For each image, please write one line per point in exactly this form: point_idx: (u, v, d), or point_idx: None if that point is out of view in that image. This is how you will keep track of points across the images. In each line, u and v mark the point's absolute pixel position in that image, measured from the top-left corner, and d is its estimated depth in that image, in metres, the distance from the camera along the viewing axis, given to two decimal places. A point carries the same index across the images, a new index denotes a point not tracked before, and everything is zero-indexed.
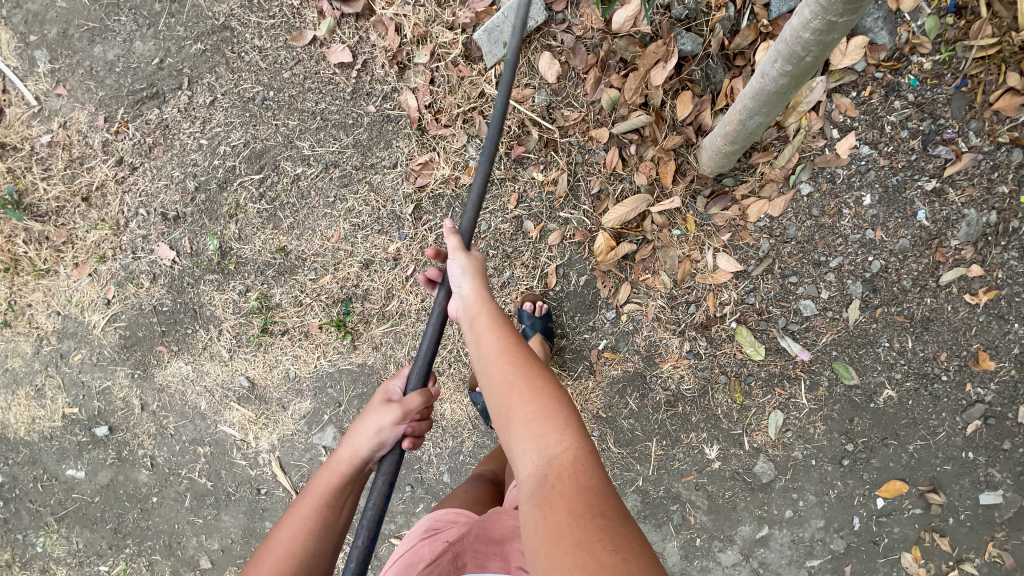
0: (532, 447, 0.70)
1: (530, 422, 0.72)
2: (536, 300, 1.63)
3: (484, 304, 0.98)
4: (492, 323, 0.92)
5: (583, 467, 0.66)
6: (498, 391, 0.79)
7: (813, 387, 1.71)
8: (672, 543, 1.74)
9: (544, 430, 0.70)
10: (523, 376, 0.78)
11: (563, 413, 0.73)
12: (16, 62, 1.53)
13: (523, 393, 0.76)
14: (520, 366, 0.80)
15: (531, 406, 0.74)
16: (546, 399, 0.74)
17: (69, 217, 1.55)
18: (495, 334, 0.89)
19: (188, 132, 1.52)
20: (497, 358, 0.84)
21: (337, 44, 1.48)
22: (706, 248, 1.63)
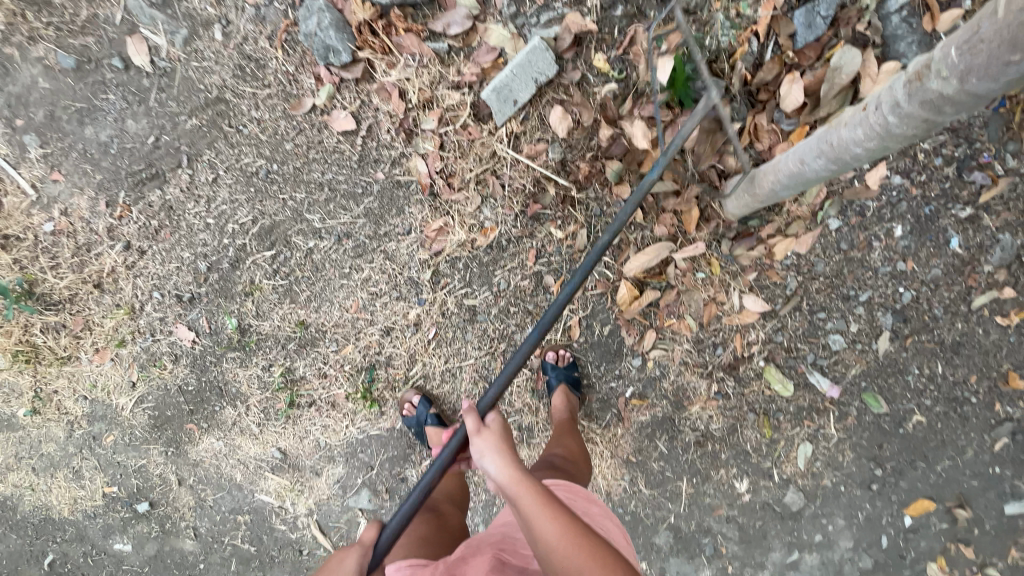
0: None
1: (579, 562, 0.78)
2: (559, 349, 1.62)
3: (520, 480, 0.86)
4: (523, 485, 0.86)
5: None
6: (544, 544, 0.80)
7: (843, 418, 1.70)
8: (705, 573, 1.79)
9: (593, 572, 0.76)
10: (569, 533, 0.80)
11: (606, 556, 0.79)
12: (6, 149, 1.46)
13: (570, 537, 0.80)
14: (557, 512, 0.83)
15: (578, 562, 0.78)
16: (590, 541, 0.79)
17: (83, 304, 1.53)
18: (529, 488, 0.85)
19: (193, 211, 1.47)
20: (540, 516, 0.82)
21: (338, 111, 1.40)
22: (732, 290, 1.59)
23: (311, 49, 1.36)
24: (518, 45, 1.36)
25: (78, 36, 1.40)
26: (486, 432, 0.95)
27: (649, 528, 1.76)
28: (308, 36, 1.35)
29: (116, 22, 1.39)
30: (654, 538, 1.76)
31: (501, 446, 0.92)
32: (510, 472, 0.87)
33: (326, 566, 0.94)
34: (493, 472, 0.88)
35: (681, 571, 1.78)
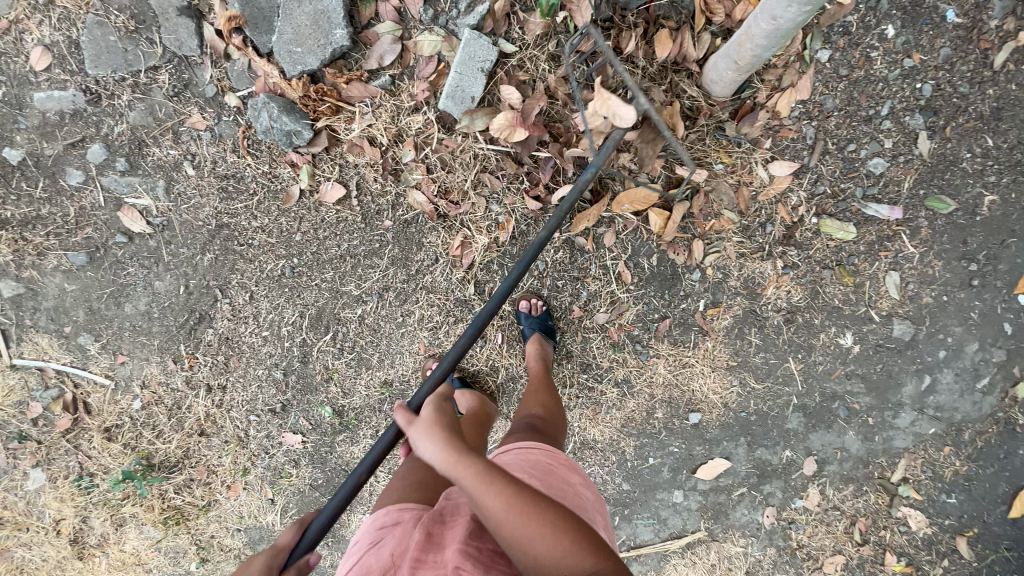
0: (554, 553, 0.78)
1: (555, 542, 0.78)
2: (531, 297, 1.60)
3: (456, 465, 0.82)
4: (470, 470, 0.82)
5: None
6: (492, 511, 0.80)
7: (917, 233, 1.65)
8: (848, 434, 1.79)
9: (565, 550, 0.78)
10: (522, 508, 0.79)
11: (568, 524, 0.80)
12: (70, 355, 1.57)
13: (521, 515, 0.79)
14: (509, 485, 0.81)
15: (540, 526, 0.79)
16: (547, 511, 0.80)
17: (198, 454, 1.63)
18: (478, 475, 0.81)
19: (248, 332, 1.54)
20: (491, 495, 0.80)
21: (325, 184, 1.44)
22: (756, 165, 1.55)
23: (275, 142, 1.39)
24: (452, 43, 1.36)
25: (77, 232, 1.47)
26: (427, 428, 0.89)
27: (779, 418, 1.75)
28: (267, 132, 1.38)
29: (102, 202, 1.45)
30: (787, 425, 1.76)
31: (445, 438, 0.86)
32: (452, 456, 0.83)
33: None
34: (435, 459, 0.83)
35: (825, 442, 1.79)
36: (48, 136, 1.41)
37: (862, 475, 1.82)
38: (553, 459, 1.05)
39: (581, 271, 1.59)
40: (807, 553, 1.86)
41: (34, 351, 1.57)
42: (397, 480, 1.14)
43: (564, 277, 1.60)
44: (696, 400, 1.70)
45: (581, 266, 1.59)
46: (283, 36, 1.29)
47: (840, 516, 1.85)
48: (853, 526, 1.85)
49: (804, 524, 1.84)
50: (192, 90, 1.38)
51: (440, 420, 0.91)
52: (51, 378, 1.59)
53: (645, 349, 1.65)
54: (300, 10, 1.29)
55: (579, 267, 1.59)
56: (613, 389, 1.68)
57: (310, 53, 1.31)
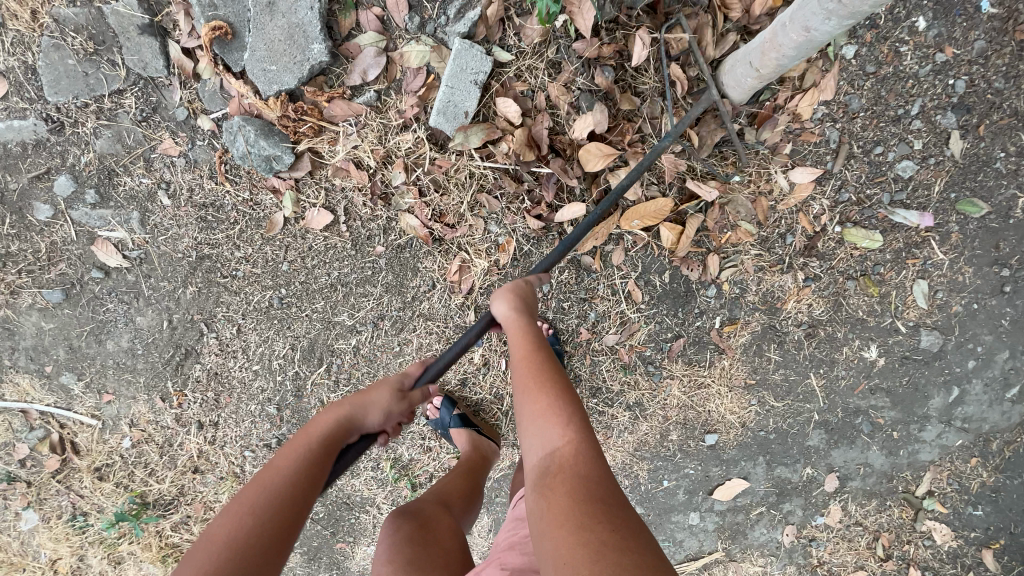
0: (541, 423, 0.83)
1: (543, 415, 0.84)
2: (536, 323, 1.51)
3: (513, 320, 1.06)
4: (519, 336, 1.02)
5: (582, 463, 0.75)
6: (517, 380, 0.93)
7: (947, 239, 1.53)
8: (872, 449, 1.71)
9: (552, 428, 0.81)
10: (537, 385, 0.89)
11: (570, 416, 0.82)
12: (53, 395, 1.49)
13: (536, 387, 0.89)
14: (533, 358, 0.95)
15: (542, 404, 0.85)
16: (554, 401, 0.85)
17: (193, 491, 1.56)
18: (522, 340, 1.01)
19: (238, 367, 1.46)
20: (521, 365, 0.95)
21: (310, 210, 1.34)
22: (774, 173, 1.44)
23: (254, 167, 1.29)
24: (442, 53, 1.23)
25: (50, 268, 1.38)
26: (508, 295, 1.11)
27: (800, 435, 1.67)
28: (244, 158, 1.28)
29: (73, 237, 1.35)
30: (808, 442, 1.68)
31: (517, 304, 1.10)
32: (512, 317, 1.07)
33: (362, 393, 1.07)
34: (502, 314, 1.08)
35: (848, 458, 1.71)
36: (10, 168, 1.30)
37: (885, 489, 1.75)
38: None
39: (589, 292, 1.49)
40: (827, 569, 1.80)
41: (16, 392, 1.49)
42: (380, 550, 1.08)
43: (571, 298, 1.50)
44: (712, 420, 1.62)
45: (588, 286, 1.49)
46: (255, 53, 1.18)
47: (862, 531, 1.78)
48: (875, 542, 1.78)
49: (825, 541, 1.77)
50: (162, 114, 1.27)
51: (521, 291, 1.13)
52: (36, 419, 1.52)
53: (658, 370, 1.56)
54: (273, 23, 1.16)
55: (586, 288, 1.49)
56: (624, 412, 1.59)
57: (286, 70, 1.19)
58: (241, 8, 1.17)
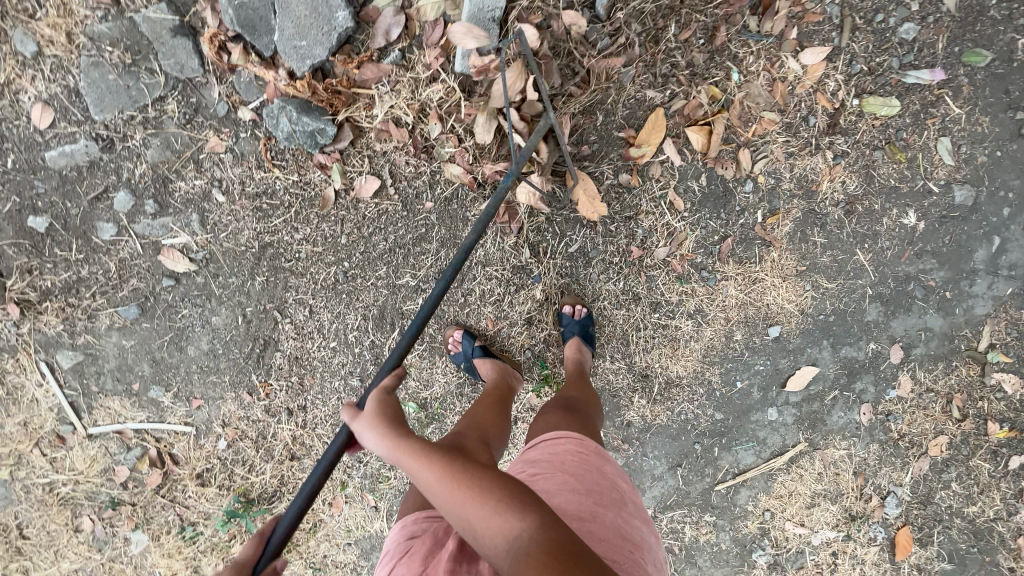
0: (493, 519, 0.74)
1: (492, 510, 0.74)
2: (575, 304, 1.55)
3: (399, 445, 0.86)
4: (402, 453, 0.85)
5: (555, 540, 0.70)
6: (437, 488, 0.80)
7: (962, 92, 1.58)
8: (929, 313, 1.75)
9: (509, 518, 0.73)
10: (472, 490, 0.77)
11: (516, 496, 0.76)
12: (145, 411, 1.55)
13: (462, 487, 0.77)
14: (440, 462, 0.82)
15: (489, 504, 0.75)
16: (500, 495, 0.76)
17: (294, 479, 1.61)
18: (416, 452, 0.83)
19: (315, 348, 1.51)
20: (440, 485, 0.80)
21: (359, 179, 1.39)
22: (786, 58, 1.50)
23: (301, 146, 1.35)
24: (457, 0, 1.30)
25: (122, 286, 1.44)
26: (369, 419, 0.92)
27: (858, 313, 1.72)
28: (290, 138, 1.34)
29: (140, 250, 1.41)
30: (867, 317, 1.72)
31: (388, 427, 0.90)
32: (394, 440, 0.86)
33: None
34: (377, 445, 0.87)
35: (907, 326, 1.75)
36: (69, 194, 1.36)
37: (949, 351, 1.79)
38: (579, 447, 1.03)
39: (633, 209, 1.55)
40: (910, 441, 1.83)
41: (108, 416, 1.55)
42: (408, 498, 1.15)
43: (616, 219, 1.55)
44: (772, 313, 1.66)
45: (631, 204, 1.54)
46: (285, 32, 1.23)
47: (936, 397, 1.82)
48: (951, 404, 1.82)
49: (901, 413, 1.81)
50: (204, 112, 1.33)
51: (387, 410, 0.94)
52: (131, 439, 1.57)
53: (712, 274, 1.61)
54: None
55: (629, 206, 1.54)
56: (688, 321, 1.64)
57: (316, 43, 1.25)
58: None
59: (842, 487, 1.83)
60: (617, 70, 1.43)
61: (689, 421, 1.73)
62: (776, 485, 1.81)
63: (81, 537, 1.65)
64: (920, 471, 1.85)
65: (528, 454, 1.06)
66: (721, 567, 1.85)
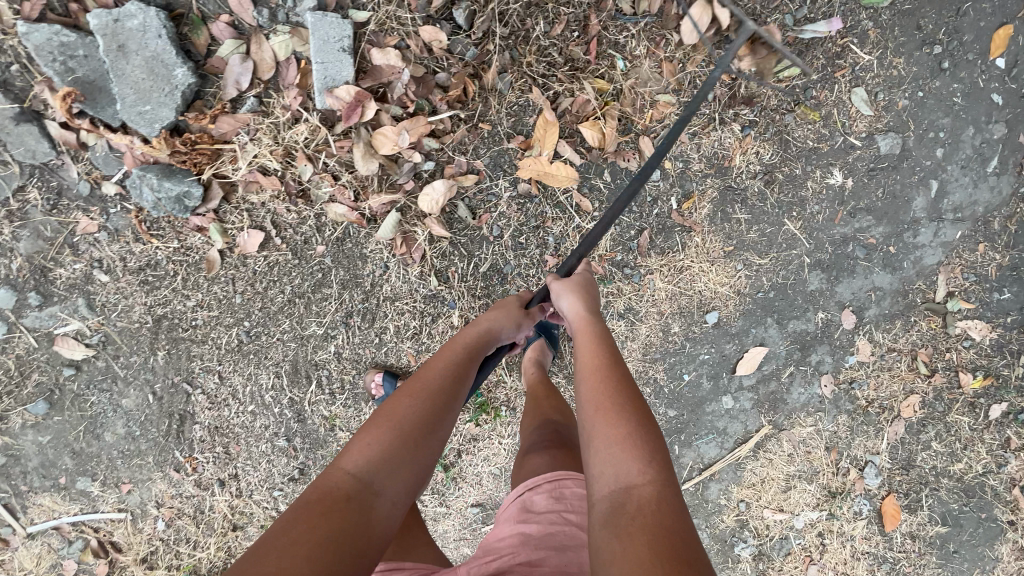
0: (615, 456, 0.74)
1: (614, 437, 0.76)
2: None
3: (586, 326, 0.99)
4: (589, 340, 0.96)
5: (665, 508, 0.68)
6: (588, 381, 0.87)
7: (866, 37, 1.52)
8: (876, 272, 1.67)
9: (629, 458, 0.73)
10: (607, 410, 0.80)
11: (648, 446, 0.75)
12: (77, 503, 1.50)
13: (608, 400, 0.82)
14: (611, 376, 0.86)
15: (616, 430, 0.77)
16: (627, 426, 0.77)
17: (242, 548, 1.55)
18: (592, 347, 0.94)
19: (234, 414, 1.45)
20: (589, 384, 0.86)
21: (240, 235, 1.33)
22: (671, 34, 1.41)
23: (171, 212, 1.29)
24: (302, 35, 1.24)
25: (26, 382, 1.39)
26: (576, 292, 1.06)
27: (799, 284, 1.63)
28: (157, 207, 1.28)
29: (35, 344, 1.36)
30: (810, 287, 1.64)
31: (585, 303, 1.04)
32: (586, 322, 1.00)
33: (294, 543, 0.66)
34: (570, 308, 1.04)
35: (854, 289, 1.67)
36: None
37: (904, 307, 1.70)
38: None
39: (539, 218, 1.47)
40: (880, 406, 1.75)
41: (41, 513, 1.51)
42: None
43: (523, 231, 1.48)
44: (708, 299, 1.59)
45: (536, 213, 1.47)
46: (126, 99, 1.18)
47: (899, 356, 1.73)
48: (916, 361, 1.73)
49: (865, 379, 1.73)
50: (67, 195, 1.28)
51: (587, 288, 1.09)
52: (68, 532, 1.53)
53: (635, 270, 1.54)
54: (130, 64, 1.16)
55: (534, 215, 1.47)
56: (619, 322, 1.57)
57: (160, 105, 1.19)
58: (95, 62, 1.17)
59: (817, 465, 1.75)
60: (491, 78, 1.36)
61: None
62: (746, 474, 1.73)
63: None
64: (896, 436, 1.76)
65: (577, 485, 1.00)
66: None
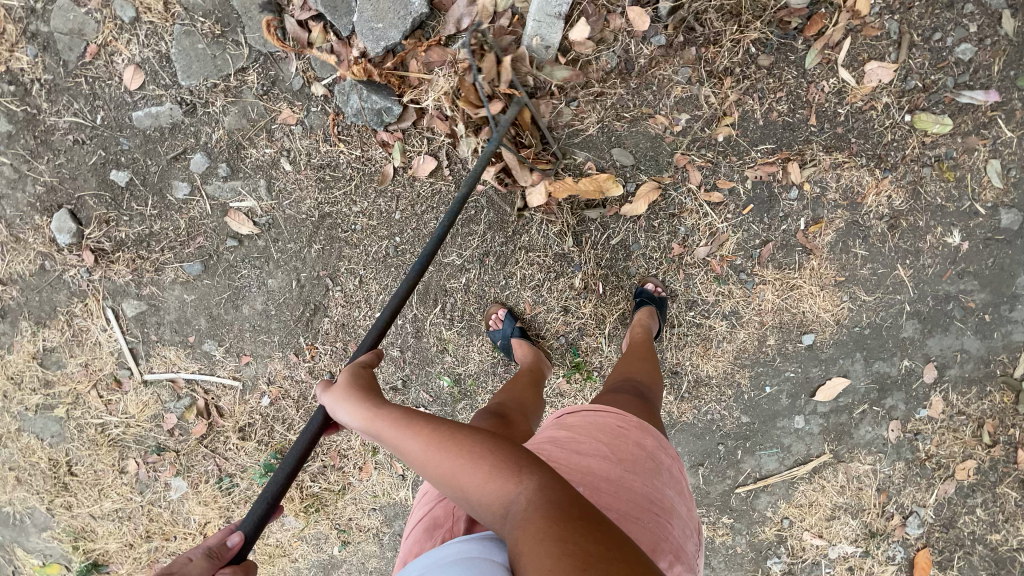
0: (482, 486, 0.66)
1: (476, 472, 0.68)
2: (657, 283, 1.62)
3: (375, 418, 0.82)
4: (394, 426, 0.79)
5: (552, 496, 0.63)
6: (419, 461, 0.74)
7: (1013, 116, 1.52)
8: (967, 336, 1.70)
9: (501, 480, 0.65)
10: (458, 454, 0.71)
11: (512, 459, 0.68)
12: (197, 363, 1.64)
13: (446, 453, 0.72)
14: (432, 426, 0.76)
15: (477, 469, 0.68)
16: (486, 456, 0.69)
17: (329, 441, 1.73)
18: (398, 423, 0.79)
19: (362, 316, 1.59)
20: (424, 456, 0.73)
21: (417, 158, 1.46)
22: (841, 70, 1.51)
23: (367, 123, 1.42)
24: None
25: (190, 243, 1.53)
26: (351, 394, 0.87)
27: (893, 329, 1.71)
28: (357, 114, 1.41)
29: (209, 211, 1.50)
30: (902, 333, 1.71)
31: (363, 401, 0.85)
32: (371, 411, 0.83)
33: None
34: (352, 420, 0.84)
35: (944, 347, 1.72)
36: (150, 152, 1.45)
37: (983, 375, 1.73)
38: (622, 422, 0.97)
39: (677, 207, 1.57)
40: (936, 463, 1.80)
41: (164, 364, 1.64)
42: None
43: (659, 215, 1.58)
44: (807, 321, 1.68)
45: (676, 202, 1.57)
46: (363, 14, 1.32)
47: (967, 420, 1.76)
48: (981, 430, 1.76)
49: (930, 434, 1.78)
50: (280, 86, 1.41)
51: (363, 382, 0.90)
52: (182, 387, 1.66)
53: (750, 277, 1.64)
54: None
55: (674, 204, 1.57)
56: (722, 321, 1.67)
57: (391, 26, 1.33)
58: None
59: (864, 502, 1.82)
60: (672, 72, 1.47)
61: (715, 422, 1.77)
62: (797, 493, 1.82)
63: (124, 478, 1.73)
64: (945, 494, 1.81)
65: (566, 420, 0.99)
66: (735, 570, 1.89)
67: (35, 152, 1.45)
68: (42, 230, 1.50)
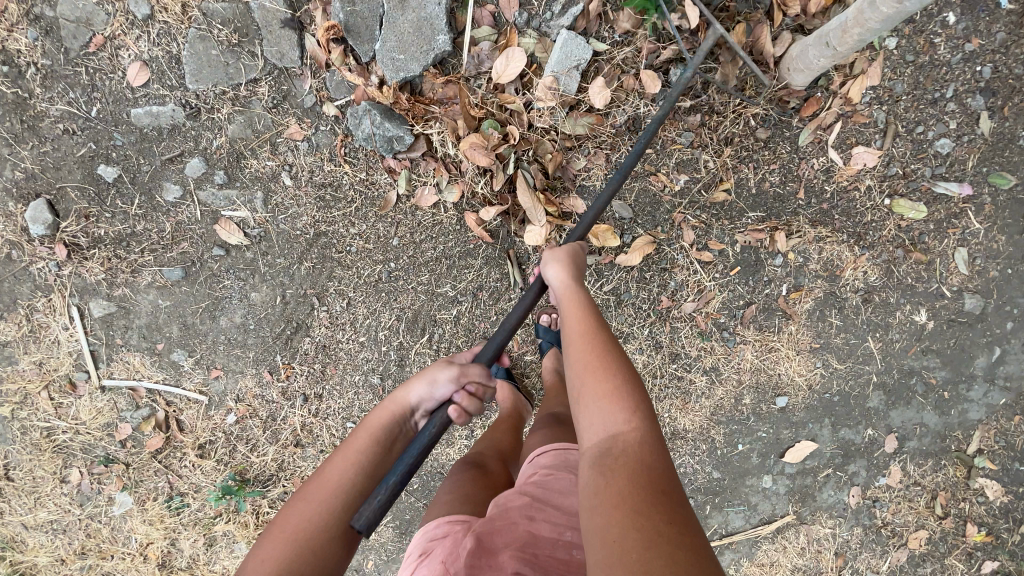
0: (599, 401, 0.80)
1: (604, 391, 0.81)
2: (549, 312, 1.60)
3: (572, 293, 1.02)
4: (574, 309, 0.98)
5: (649, 446, 0.74)
6: (574, 343, 0.91)
7: (982, 210, 1.64)
8: (926, 410, 1.79)
9: (614, 408, 0.78)
10: (598, 362, 0.85)
11: (633, 397, 0.79)
12: (162, 372, 1.55)
13: (592, 360, 0.86)
14: (599, 331, 0.91)
15: (604, 386, 0.81)
16: (615, 379, 0.81)
17: (293, 466, 1.62)
18: (579, 310, 0.97)
19: (346, 339, 1.55)
20: (578, 341, 0.90)
21: (422, 188, 1.46)
22: (831, 150, 1.60)
23: (376, 149, 1.41)
24: (544, 46, 1.38)
25: (172, 248, 1.46)
26: (563, 263, 1.09)
27: (860, 397, 1.78)
28: (368, 139, 1.40)
29: (198, 217, 1.45)
30: (868, 402, 1.78)
31: (569, 273, 1.08)
32: (567, 288, 1.04)
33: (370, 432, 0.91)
34: (557, 280, 1.07)
35: (905, 419, 1.79)
36: (145, 151, 1.40)
37: (940, 450, 1.81)
38: None
39: (670, 262, 1.62)
40: (892, 530, 1.85)
41: (125, 370, 1.55)
42: (442, 493, 1.13)
43: (652, 268, 1.62)
44: (782, 383, 1.73)
45: (669, 256, 1.61)
46: (386, 43, 1.33)
47: (921, 491, 1.83)
48: (934, 501, 1.83)
49: (888, 502, 1.84)
50: (291, 101, 1.40)
51: (576, 260, 1.11)
52: (142, 397, 1.56)
53: (732, 336, 1.68)
54: (404, 18, 1.32)
55: (667, 258, 1.61)
56: (702, 376, 1.70)
57: (413, 59, 1.34)
58: (375, 5, 1.32)
59: (822, 565, 1.86)
60: (676, 134, 1.54)
61: (687, 474, 1.78)
62: (759, 552, 1.84)
63: (64, 488, 1.62)
64: (897, 562, 1.87)
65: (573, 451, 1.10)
66: None
67: (21, 138, 1.39)
68: (15, 218, 1.43)
